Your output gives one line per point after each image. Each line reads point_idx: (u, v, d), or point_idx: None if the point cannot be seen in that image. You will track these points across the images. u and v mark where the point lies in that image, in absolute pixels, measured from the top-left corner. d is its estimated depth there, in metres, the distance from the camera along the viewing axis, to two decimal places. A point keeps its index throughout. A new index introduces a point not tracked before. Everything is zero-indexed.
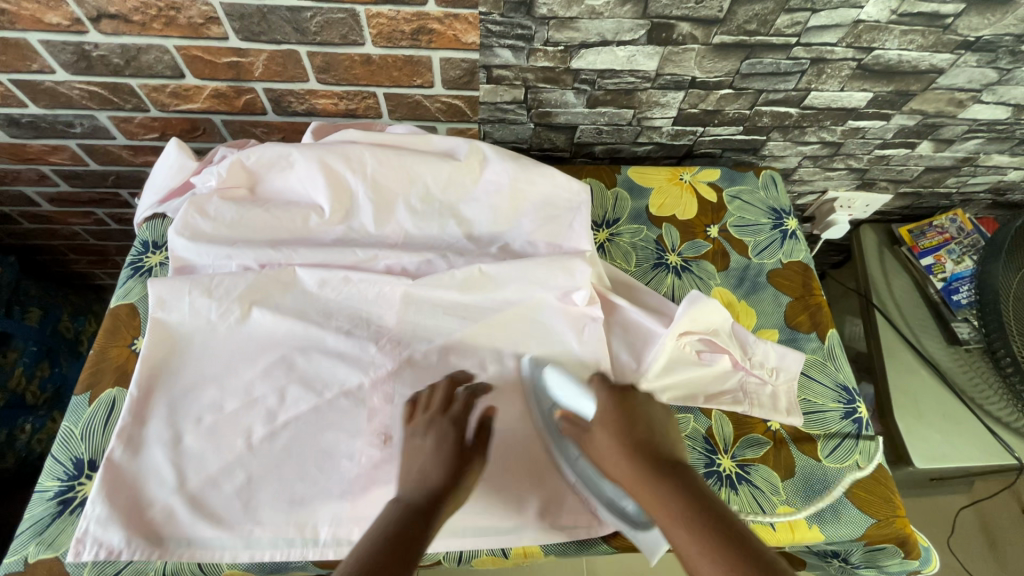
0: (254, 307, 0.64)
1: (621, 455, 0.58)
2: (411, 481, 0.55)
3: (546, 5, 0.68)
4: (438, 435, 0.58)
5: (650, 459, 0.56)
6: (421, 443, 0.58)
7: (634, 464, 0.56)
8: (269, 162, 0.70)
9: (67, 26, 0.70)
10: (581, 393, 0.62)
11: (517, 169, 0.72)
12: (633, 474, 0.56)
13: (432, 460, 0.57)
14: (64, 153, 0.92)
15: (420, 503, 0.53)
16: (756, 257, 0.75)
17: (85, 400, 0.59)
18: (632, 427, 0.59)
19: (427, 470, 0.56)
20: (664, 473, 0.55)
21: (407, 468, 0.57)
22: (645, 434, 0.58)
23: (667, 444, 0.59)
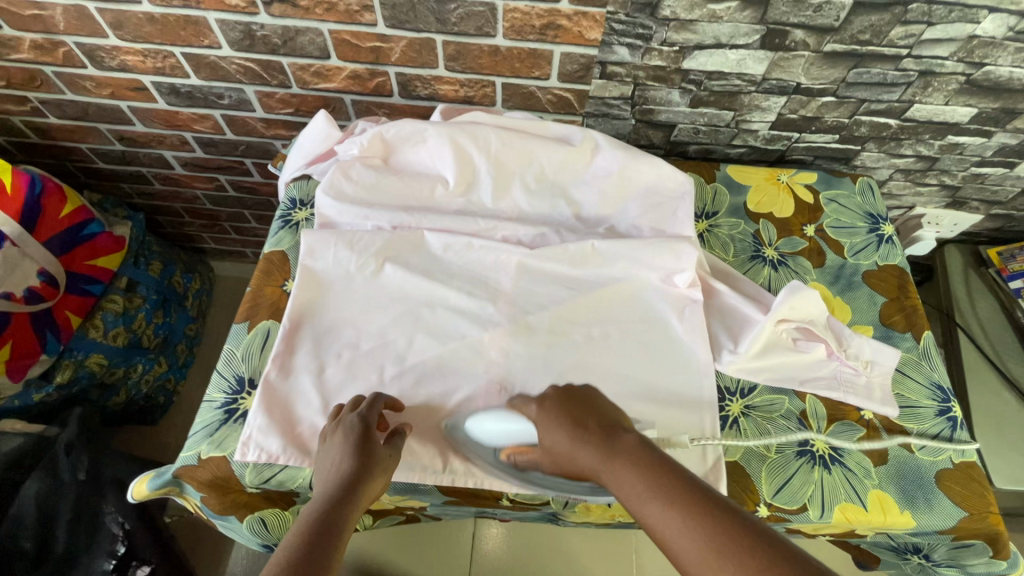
0: (388, 263, 0.72)
1: (567, 442, 0.54)
2: (329, 481, 0.53)
3: (670, 7, 0.74)
4: (349, 433, 0.56)
5: (601, 442, 0.52)
6: (335, 446, 0.56)
7: (585, 450, 0.52)
8: (405, 136, 0.78)
9: (243, 7, 0.80)
10: (508, 428, 0.59)
11: (628, 158, 0.78)
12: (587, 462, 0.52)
13: (344, 457, 0.54)
14: (209, 122, 1.03)
15: (342, 498, 0.50)
16: (852, 257, 0.78)
17: (244, 329, 0.68)
18: (565, 415, 0.55)
19: (347, 464, 0.53)
20: (620, 453, 0.50)
21: (327, 472, 0.54)
22: (575, 414, 0.55)
23: (613, 419, 0.55)
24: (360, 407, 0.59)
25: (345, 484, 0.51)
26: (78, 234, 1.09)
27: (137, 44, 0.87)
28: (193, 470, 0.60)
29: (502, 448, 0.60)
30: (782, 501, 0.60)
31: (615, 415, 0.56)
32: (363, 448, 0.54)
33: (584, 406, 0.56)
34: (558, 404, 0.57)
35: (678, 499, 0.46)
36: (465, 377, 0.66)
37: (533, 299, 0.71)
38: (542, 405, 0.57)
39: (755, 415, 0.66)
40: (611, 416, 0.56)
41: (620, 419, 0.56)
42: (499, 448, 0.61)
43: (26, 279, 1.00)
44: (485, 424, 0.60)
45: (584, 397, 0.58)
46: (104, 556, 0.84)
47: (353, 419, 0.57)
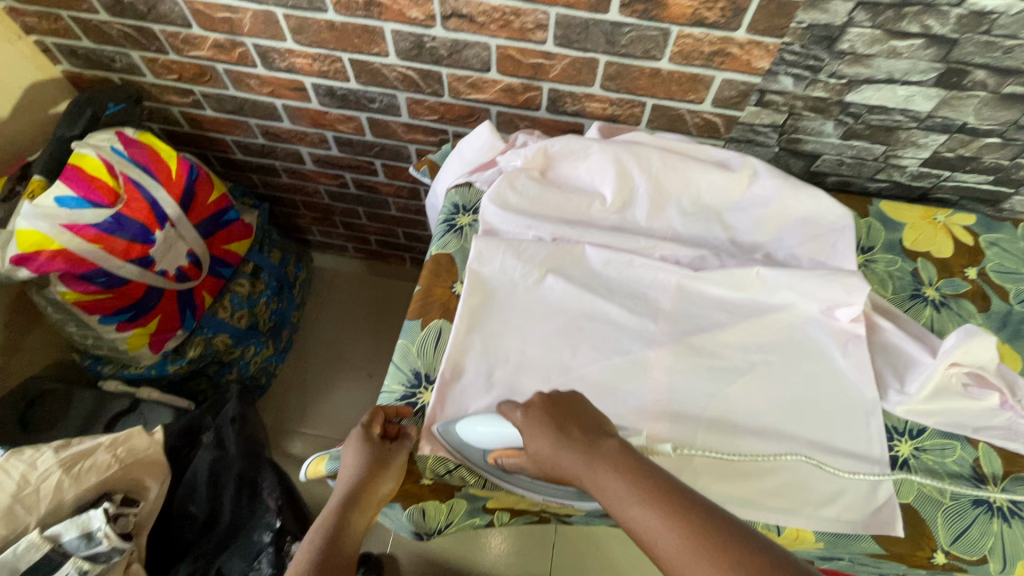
0: (551, 273, 0.74)
1: (547, 446, 0.54)
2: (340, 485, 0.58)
3: (849, 41, 0.74)
4: (355, 442, 0.60)
5: (580, 446, 0.53)
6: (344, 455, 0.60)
7: (567, 453, 0.53)
8: (567, 152, 0.80)
9: (421, 20, 0.84)
10: (501, 433, 0.59)
11: (788, 187, 0.78)
12: (566, 466, 0.53)
13: (351, 462, 0.59)
14: (353, 123, 1.09)
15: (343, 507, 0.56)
16: (1019, 304, 0.75)
17: (417, 325, 0.71)
18: (545, 417, 0.56)
19: (354, 472, 0.58)
20: (600, 459, 0.51)
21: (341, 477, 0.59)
22: (554, 417, 0.55)
23: (591, 423, 0.55)
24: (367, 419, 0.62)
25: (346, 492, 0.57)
26: (219, 219, 1.16)
27: (311, 48, 0.93)
28: None
29: (491, 450, 0.61)
30: (960, 550, 0.59)
31: (601, 422, 0.56)
32: (368, 459, 0.58)
33: (563, 411, 0.56)
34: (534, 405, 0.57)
35: (653, 502, 0.46)
36: (631, 392, 0.67)
37: (693, 320, 0.72)
38: (526, 407, 0.57)
39: (926, 458, 0.65)
40: (592, 420, 0.56)
41: (605, 425, 0.56)
42: (488, 451, 0.61)
43: (178, 258, 1.06)
44: (474, 427, 0.61)
45: (564, 401, 0.58)
46: (263, 528, 0.87)
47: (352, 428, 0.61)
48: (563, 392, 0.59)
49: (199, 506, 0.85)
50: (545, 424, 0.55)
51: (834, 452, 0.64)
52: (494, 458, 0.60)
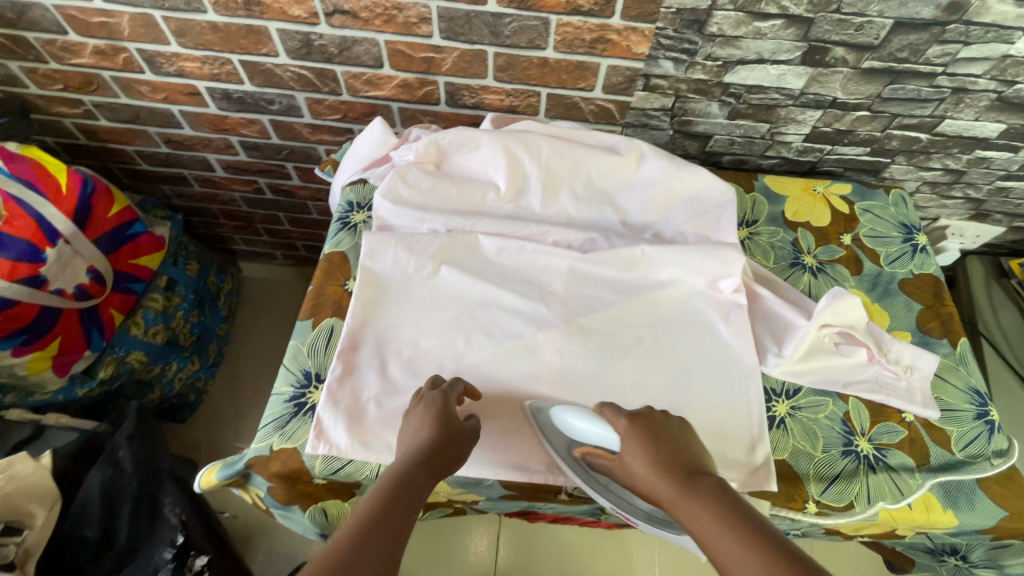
0: (445, 265, 0.74)
1: (640, 460, 0.52)
2: (409, 445, 0.55)
3: (717, 24, 0.77)
4: (434, 411, 0.58)
5: (667, 467, 0.50)
6: (414, 419, 0.58)
7: (652, 470, 0.51)
8: (459, 144, 0.81)
9: (304, 18, 0.83)
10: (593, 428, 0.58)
11: (673, 167, 0.81)
12: (651, 482, 0.50)
13: (424, 428, 0.57)
14: (256, 127, 1.07)
15: (420, 462, 0.52)
16: (888, 266, 0.80)
17: (308, 325, 0.71)
18: (640, 431, 0.54)
19: (430, 435, 0.55)
20: (689, 480, 0.49)
21: (405, 441, 0.56)
22: (646, 432, 0.54)
23: (687, 450, 0.53)
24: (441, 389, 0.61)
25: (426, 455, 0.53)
26: (123, 232, 1.12)
27: (197, 51, 0.91)
28: (265, 461, 0.62)
29: (579, 444, 0.61)
30: (829, 498, 0.63)
31: (699, 457, 0.53)
32: (446, 430, 0.56)
33: (659, 429, 0.54)
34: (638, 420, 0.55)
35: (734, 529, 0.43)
36: (523, 375, 0.69)
37: (584, 301, 0.74)
38: (632, 417, 0.56)
39: (801, 416, 0.68)
40: (689, 446, 0.53)
41: (703, 461, 0.53)
42: (576, 444, 0.62)
43: (77, 276, 1.01)
44: (569, 416, 0.60)
45: (666, 423, 0.56)
46: (163, 545, 0.86)
47: (433, 395, 0.60)
48: (663, 412, 0.57)
49: (94, 530, 0.83)
50: (647, 443, 0.53)
51: (711, 410, 0.67)
52: (580, 451, 0.60)
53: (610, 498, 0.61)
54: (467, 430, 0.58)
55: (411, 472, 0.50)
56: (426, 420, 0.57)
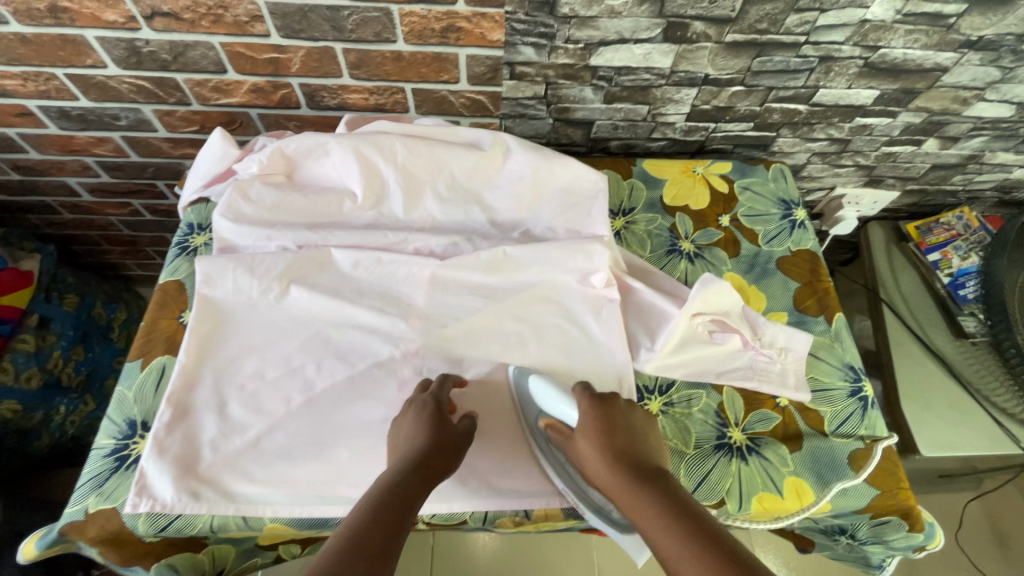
0: (292, 285, 0.68)
1: (591, 452, 0.56)
2: (402, 452, 0.55)
3: (568, 5, 0.73)
4: (427, 415, 0.57)
5: (625, 468, 0.53)
6: (410, 422, 0.57)
7: (613, 472, 0.53)
8: (306, 151, 0.74)
9: (122, 23, 0.75)
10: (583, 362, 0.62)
11: (539, 159, 0.77)
12: (614, 484, 0.53)
13: (415, 434, 0.56)
14: (109, 145, 0.97)
15: (410, 471, 0.51)
16: (766, 244, 0.78)
17: (138, 366, 0.64)
18: (598, 431, 0.56)
19: (421, 443, 0.54)
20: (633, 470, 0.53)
21: (398, 447, 0.56)
22: (606, 432, 0.56)
23: (641, 449, 0.56)
24: (436, 389, 0.60)
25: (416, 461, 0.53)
26: None
27: (14, 67, 0.81)
28: (80, 526, 0.56)
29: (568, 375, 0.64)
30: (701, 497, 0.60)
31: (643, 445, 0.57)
32: (441, 439, 0.55)
33: (607, 412, 0.58)
34: (598, 416, 0.58)
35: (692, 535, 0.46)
36: (379, 398, 0.64)
37: (445, 312, 0.69)
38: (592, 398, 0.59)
39: (674, 413, 0.65)
40: (645, 445, 0.56)
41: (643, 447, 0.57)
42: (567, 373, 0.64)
43: None
44: (546, 385, 0.62)
45: (625, 416, 0.58)
46: None
47: (427, 398, 0.59)
48: (621, 402, 0.59)
49: None
50: (598, 424, 0.57)
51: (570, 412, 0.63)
52: (546, 421, 0.61)
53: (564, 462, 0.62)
54: (460, 431, 0.58)
55: (401, 483, 0.50)
56: (416, 416, 0.57)
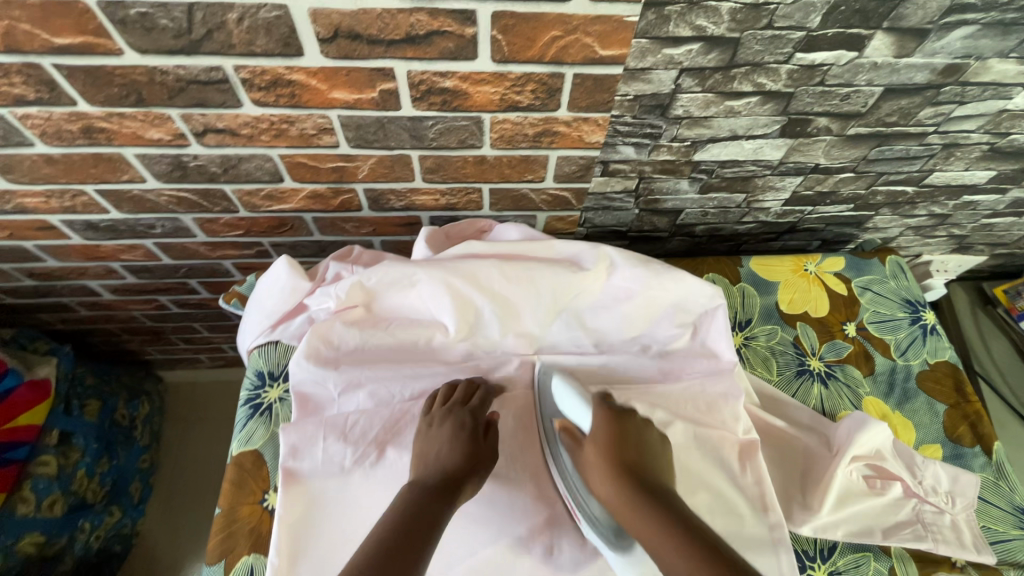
0: (390, 449, 0.59)
1: (603, 475, 0.56)
2: (431, 465, 0.55)
3: (683, 106, 0.64)
4: (459, 435, 0.58)
5: (632, 483, 0.53)
6: (441, 436, 0.58)
7: (617, 485, 0.54)
8: (389, 282, 0.64)
9: (168, 140, 0.65)
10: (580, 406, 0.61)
11: (650, 276, 0.67)
12: (615, 496, 0.53)
13: (449, 449, 0.57)
14: (138, 251, 0.87)
15: (439, 489, 0.52)
16: (901, 358, 0.71)
17: (220, 570, 0.54)
18: (609, 445, 0.57)
19: (451, 461, 0.56)
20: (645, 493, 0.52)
21: (423, 458, 0.56)
22: (617, 445, 0.57)
23: (649, 465, 0.56)
24: (472, 405, 0.62)
25: (448, 477, 0.54)
26: None
27: (36, 186, 0.70)
28: None
29: (560, 419, 0.64)
30: None
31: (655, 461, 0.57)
32: (470, 455, 0.57)
33: (625, 437, 0.58)
34: (612, 427, 0.58)
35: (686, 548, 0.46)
36: None
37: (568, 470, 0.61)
38: (609, 417, 0.59)
39: None
40: (653, 462, 0.57)
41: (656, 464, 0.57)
42: (559, 417, 0.64)
43: None
44: (565, 388, 0.63)
45: (639, 430, 0.59)
46: None
47: (465, 414, 0.60)
48: (636, 417, 0.60)
49: None
50: (610, 446, 0.57)
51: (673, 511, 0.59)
52: (562, 424, 0.63)
53: (566, 484, 0.60)
54: (490, 447, 0.60)
55: (425, 500, 0.50)
56: (450, 437, 0.57)
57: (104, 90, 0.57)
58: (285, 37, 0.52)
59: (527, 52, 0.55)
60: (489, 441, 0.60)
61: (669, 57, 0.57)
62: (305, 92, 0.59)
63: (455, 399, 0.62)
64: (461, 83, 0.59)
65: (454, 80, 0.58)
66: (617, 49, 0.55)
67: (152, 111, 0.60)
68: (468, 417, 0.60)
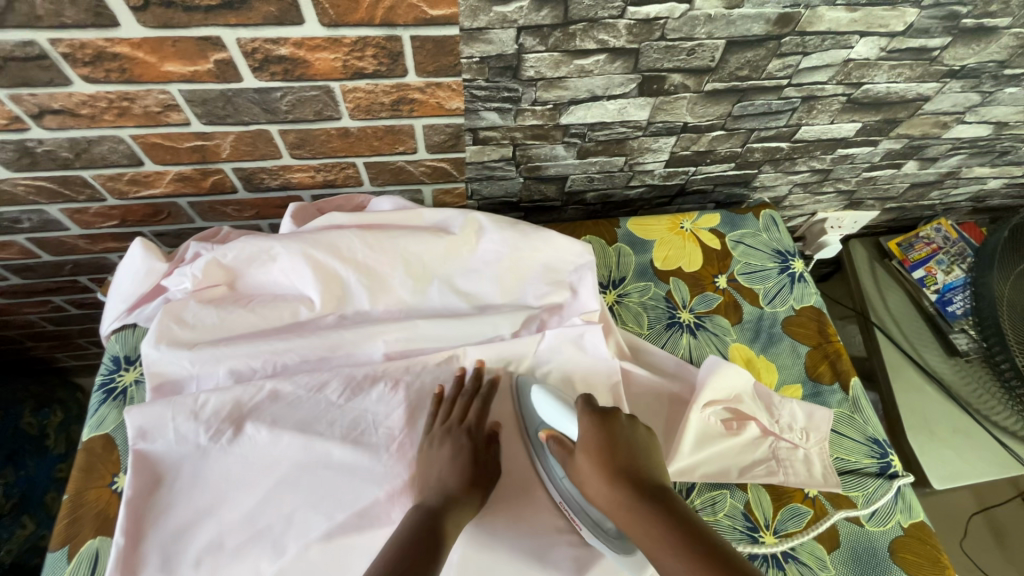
0: (247, 423, 0.58)
1: (598, 483, 0.50)
2: (433, 488, 0.54)
3: (533, 67, 0.64)
4: (462, 455, 0.57)
5: (626, 484, 0.49)
6: (443, 454, 0.57)
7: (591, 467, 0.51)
8: (249, 257, 0.64)
9: (6, 125, 0.62)
10: (565, 413, 0.57)
11: (516, 237, 0.68)
12: (619, 505, 0.48)
13: (450, 470, 0.56)
14: (12, 248, 0.83)
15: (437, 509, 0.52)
16: (768, 306, 0.73)
17: (63, 556, 0.53)
18: (602, 451, 0.51)
19: (451, 482, 0.55)
20: (641, 495, 0.48)
21: (426, 472, 0.56)
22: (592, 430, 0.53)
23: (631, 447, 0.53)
24: (472, 422, 0.60)
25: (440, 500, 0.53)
26: None
27: None
28: None
29: (546, 429, 0.59)
30: None
31: (654, 464, 0.52)
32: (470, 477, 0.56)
33: (614, 437, 0.53)
34: (602, 435, 0.52)
35: (693, 550, 0.43)
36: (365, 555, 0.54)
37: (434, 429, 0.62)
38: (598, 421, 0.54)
39: None
40: (649, 460, 0.52)
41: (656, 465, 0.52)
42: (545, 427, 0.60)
43: None
44: (546, 397, 0.59)
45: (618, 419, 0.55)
46: None
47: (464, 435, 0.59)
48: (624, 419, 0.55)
49: None
50: (603, 452, 0.51)
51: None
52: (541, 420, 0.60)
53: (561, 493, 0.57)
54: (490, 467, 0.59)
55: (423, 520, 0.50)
56: (452, 456, 0.57)
57: None
58: (94, 6, 0.51)
59: (354, 14, 0.55)
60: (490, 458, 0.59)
61: (502, 15, 0.57)
62: (135, 66, 0.57)
63: (456, 415, 0.60)
64: (297, 50, 0.58)
65: (289, 48, 0.58)
66: (446, 8, 0.56)
67: None
68: (465, 436, 0.59)
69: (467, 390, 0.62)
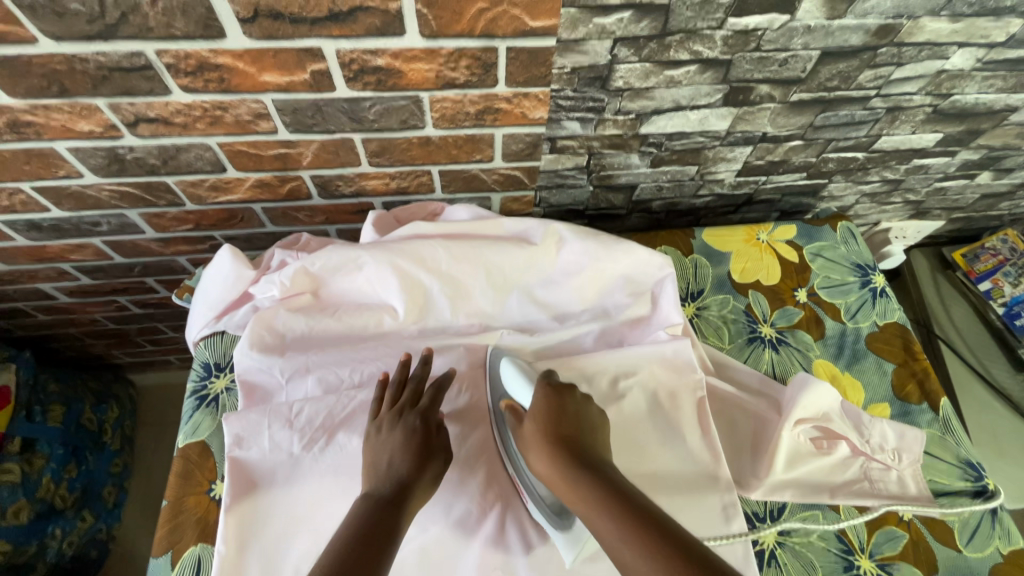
0: (339, 433, 0.58)
1: (540, 451, 0.51)
2: (383, 477, 0.50)
3: (622, 78, 0.64)
4: (408, 441, 0.53)
5: (564, 452, 0.49)
6: (392, 442, 0.53)
7: (552, 459, 0.49)
8: (335, 267, 0.64)
9: (101, 132, 0.63)
10: (524, 384, 0.57)
11: (599, 249, 0.67)
12: (551, 470, 0.49)
13: (401, 457, 0.52)
14: (88, 250, 0.85)
15: (389, 501, 0.48)
16: (850, 321, 0.72)
17: (168, 561, 0.55)
18: (546, 419, 0.52)
19: (397, 467, 0.51)
20: (576, 461, 0.48)
21: (372, 466, 0.52)
22: (551, 420, 0.52)
23: (589, 436, 0.52)
24: (423, 405, 0.57)
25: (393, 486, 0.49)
26: None
27: None
28: None
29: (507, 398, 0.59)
30: None
31: (595, 434, 0.52)
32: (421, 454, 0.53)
33: (563, 411, 0.53)
34: (550, 404, 0.54)
35: (614, 506, 0.43)
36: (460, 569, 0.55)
37: None
38: (546, 394, 0.54)
39: (792, 543, 0.58)
40: (594, 434, 0.52)
41: (598, 435, 0.52)
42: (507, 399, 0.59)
43: None
44: (512, 368, 0.60)
45: (578, 407, 0.54)
46: None
47: (415, 419, 0.55)
48: (577, 393, 0.55)
49: None
50: (548, 420, 0.52)
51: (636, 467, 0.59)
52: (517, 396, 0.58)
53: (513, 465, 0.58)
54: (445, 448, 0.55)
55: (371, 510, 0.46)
56: (400, 442, 0.53)
57: (24, 81, 0.56)
58: (204, 18, 0.51)
59: (456, 25, 0.55)
60: (441, 440, 0.55)
61: (601, 27, 0.57)
62: (234, 77, 0.58)
63: (404, 401, 0.57)
64: (393, 61, 0.58)
65: (386, 58, 0.58)
66: (547, 20, 0.55)
67: (77, 102, 0.59)
68: (419, 421, 0.55)
69: (413, 378, 0.59)
